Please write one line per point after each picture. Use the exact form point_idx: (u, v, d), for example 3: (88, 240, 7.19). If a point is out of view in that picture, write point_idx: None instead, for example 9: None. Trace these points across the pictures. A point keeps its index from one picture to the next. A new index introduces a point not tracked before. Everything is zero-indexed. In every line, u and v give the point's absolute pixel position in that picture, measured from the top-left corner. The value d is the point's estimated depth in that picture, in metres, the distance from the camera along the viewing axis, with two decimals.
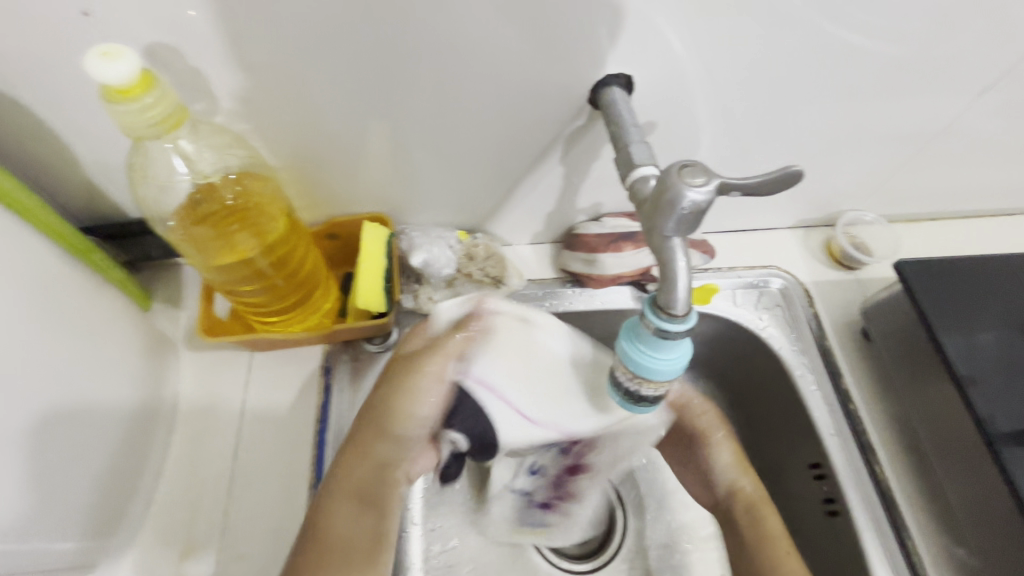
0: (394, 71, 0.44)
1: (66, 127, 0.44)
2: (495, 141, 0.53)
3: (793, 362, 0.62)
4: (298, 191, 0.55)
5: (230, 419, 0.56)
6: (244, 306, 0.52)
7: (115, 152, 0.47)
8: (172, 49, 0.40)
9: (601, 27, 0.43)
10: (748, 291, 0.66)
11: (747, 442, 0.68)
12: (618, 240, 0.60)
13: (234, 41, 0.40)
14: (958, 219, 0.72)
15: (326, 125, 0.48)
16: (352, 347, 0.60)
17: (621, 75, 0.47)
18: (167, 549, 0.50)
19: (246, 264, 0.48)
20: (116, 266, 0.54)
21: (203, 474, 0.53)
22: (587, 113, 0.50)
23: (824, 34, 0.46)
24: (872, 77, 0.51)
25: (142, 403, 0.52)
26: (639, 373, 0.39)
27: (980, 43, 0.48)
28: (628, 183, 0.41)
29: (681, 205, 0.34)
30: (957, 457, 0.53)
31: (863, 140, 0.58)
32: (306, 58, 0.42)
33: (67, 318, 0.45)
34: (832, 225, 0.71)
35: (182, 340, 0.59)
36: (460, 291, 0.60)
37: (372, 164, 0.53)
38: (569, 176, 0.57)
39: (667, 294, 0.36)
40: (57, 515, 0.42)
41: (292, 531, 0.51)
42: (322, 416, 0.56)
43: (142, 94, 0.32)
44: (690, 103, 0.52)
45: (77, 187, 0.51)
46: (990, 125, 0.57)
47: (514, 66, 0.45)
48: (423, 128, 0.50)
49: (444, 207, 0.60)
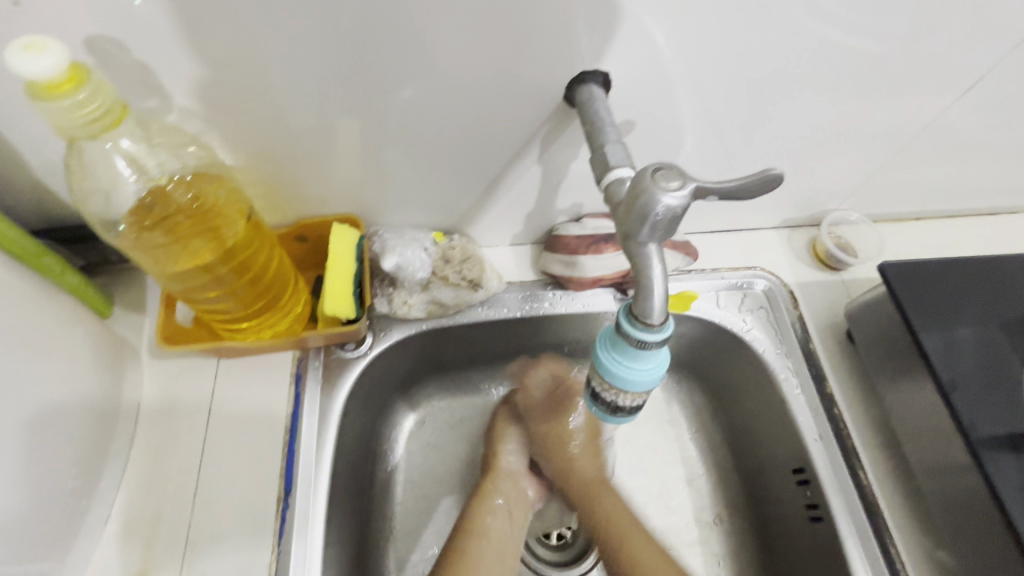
0: (360, 67, 0.42)
1: (8, 126, 0.42)
2: (469, 140, 0.51)
3: (777, 365, 0.61)
4: (263, 192, 0.53)
5: (195, 430, 0.53)
6: (207, 312, 0.50)
7: (65, 152, 0.45)
8: (118, 43, 0.37)
9: (575, 22, 0.41)
10: (731, 292, 0.65)
11: (731, 445, 0.67)
12: (599, 241, 0.59)
13: (183, 34, 0.37)
14: (942, 217, 0.71)
15: (289, 122, 0.46)
16: (324, 351, 0.58)
17: (598, 72, 0.45)
18: (126, 568, 0.47)
19: (204, 270, 0.45)
20: (71, 272, 0.52)
21: (166, 488, 0.51)
22: (564, 111, 0.49)
23: (807, 29, 0.45)
24: (855, 75, 0.50)
25: (99, 416, 0.49)
26: (616, 384, 0.38)
27: (965, 40, 0.47)
28: (604, 185, 0.39)
29: (655, 210, 0.33)
30: (936, 461, 0.51)
31: (847, 138, 0.57)
32: (264, 53, 0.40)
33: (12, 329, 0.43)
34: (816, 225, 0.70)
35: (145, 348, 0.56)
36: (436, 295, 0.58)
37: (340, 164, 0.51)
38: (548, 176, 0.55)
39: (641, 303, 0.35)
40: (1, 538, 0.40)
41: (259, 546, 0.49)
42: (292, 425, 0.54)
43: (73, 90, 0.29)
44: (670, 101, 0.50)
45: (27, 190, 0.48)
46: (974, 124, 0.56)
47: (486, 63, 0.44)
48: (392, 126, 0.48)
49: (419, 207, 0.58)
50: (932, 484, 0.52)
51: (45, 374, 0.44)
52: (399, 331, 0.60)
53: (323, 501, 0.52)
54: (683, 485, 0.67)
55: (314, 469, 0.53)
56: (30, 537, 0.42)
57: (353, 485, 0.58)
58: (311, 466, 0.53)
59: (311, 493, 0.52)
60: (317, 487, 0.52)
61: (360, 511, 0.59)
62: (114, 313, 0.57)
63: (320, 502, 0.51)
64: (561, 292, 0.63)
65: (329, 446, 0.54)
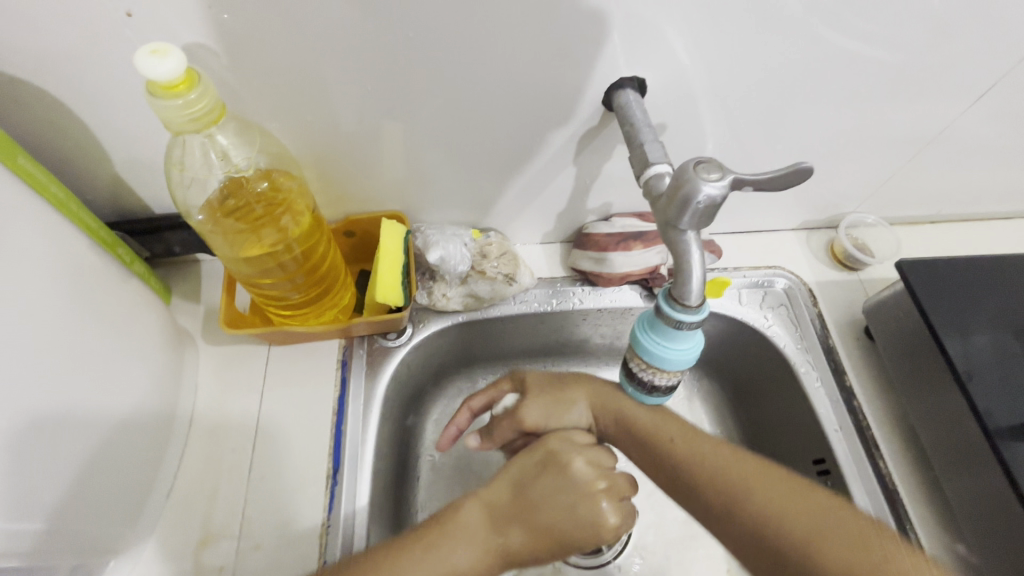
0: (417, 74, 0.46)
1: (101, 125, 0.46)
2: (511, 143, 0.54)
3: (798, 359, 0.63)
4: (319, 188, 0.57)
5: (246, 411, 0.57)
6: (267, 298, 0.54)
7: (145, 149, 0.49)
8: (206, 47, 0.41)
9: (615, 33, 0.45)
10: (752, 290, 0.68)
11: (751, 438, 0.70)
12: (628, 239, 0.62)
13: (265, 41, 0.42)
14: (956, 221, 0.74)
15: (347, 125, 0.50)
16: (367, 340, 0.61)
17: (634, 78, 0.49)
18: (185, 539, 0.51)
19: (271, 257, 0.49)
20: (138, 261, 0.56)
21: (221, 465, 0.54)
22: (599, 116, 0.52)
23: (829, 39, 0.48)
24: (874, 82, 0.53)
25: (165, 395, 0.53)
26: (653, 364, 0.41)
27: (977, 51, 0.50)
28: (643, 181, 0.43)
29: (697, 199, 0.36)
30: (957, 457, 0.53)
31: (864, 144, 0.60)
32: (334, 61, 0.44)
33: (101, 310, 0.46)
34: (834, 227, 0.72)
35: (200, 334, 0.60)
36: (473, 289, 0.62)
37: (390, 163, 0.55)
38: (581, 176, 0.59)
39: (681, 286, 0.38)
40: (86, 501, 0.43)
41: (307, 520, 0.52)
42: (338, 408, 0.57)
43: (186, 90, 0.34)
44: (699, 108, 0.54)
45: (106, 183, 0.53)
46: (987, 130, 0.59)
47: (533, 72, 0.48)
48: (441, 129, 0.52)
49: (459, 205, 0.62)
50: (952, 477, 0.53)
51: (123, 349, 0.48)
52: (436, 322, 0.64)
53: (368, 480, 0.54)
54: None
55: (359, 450, 0.56)
56: (104, 501, 0.45)
57: (391, 469, 0.60)
58: (356, 446, 0.56)
59: (356, 472, 0.54)
60: (362, 467, 0.55)
61: (396, 495, 0.61)
62: (173, 301, 0.61)
63: (364, 481, 0.54)
64: (589, 288, 0.66)
65: (373, 428, 0.57)
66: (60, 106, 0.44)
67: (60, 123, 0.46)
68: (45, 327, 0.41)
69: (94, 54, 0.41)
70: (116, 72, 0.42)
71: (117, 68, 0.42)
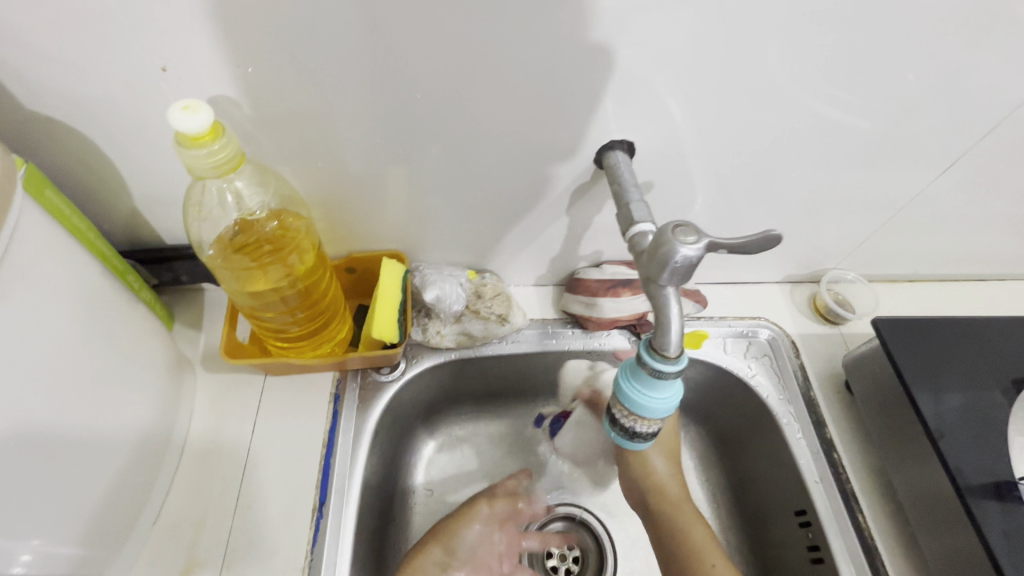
0: (423, 127, 0.50)
1: (126, 163, 0.50)
2: (507, 191, 0.58)
3: (779, 410, 0.65)
4: (325, 227, 0.60)
5: (238, 440, 0.58)
6: (267, 330, 0.56)
7: (165, 187, 0.53)
8: (233, 100, 0.45)
9: (605, 98, 0.50)
10: (737, 340, 0.70)
11: (734, 487, 0.70)
12: (617, 286, 0.65)
13: (285, 93, 0.45)
14: (933, 281, 0.77)
15: (355, 170, 0.53)
16: (361, 374, 0.63)
17: (624, 141, 0.53)
18: (169, 567, 0.51)
19: (274, 292, 0.52)
20: (146, 289, 0.58)
21: (211, 493, 0.55)
22: (591, 171, 0.56)
23: (803, 111, 0.52)
24: (847, 151, 0.57)
25: (162, 420, 0.54)
26: (635, 412, 0.44)
27: (940, 126, 0.55)
28: (628, 236, 0.46)
29: (673, 259, 0.39)
30: (932, 513, 0.54)
31: (843, 205, 0.64)
32: (346, 115, 0.48)
33: (111, 335, 0.48)
34: (816, 282, 0.76)
35: (199, 361, 0.62)
36: (466, 327, 0.64)
37: (392, 206, 0.58)
38: (573, 225, 0.62)
39: (660, 338, 0.40)
40: (76, 522, 0.44)
41: (292, 551, 0.52)
42: (329, 440, 0.58)
43: (210, 141, 0.38)
44: (683, 166, 0.57)
45: (124, 215, 0.56)
46: (956, 198, 0.63)
47: (529, 129, 0.51)
48: (441, 177, 0.55)
49: (456, 247, 0.65)
50: (928, 533, 0.54)
51: (130, 372, 0.50)
52: (429, 358, 0.66)
53: (354, 514, 0.55)
54: None
55: (347, 483, 0.56)
56: (90, 522, 0.46)
57: (377, 504, 0.61)
58: (344, 479, 0.56)
59: (343, 506, 0.55)
60: (349, 500, 0.55)
61: (381, 531, 0.61)
62: (175, 328, 0.63)
63: (351, 515, 0.55)
64: (580, 331, 0.68)
65: (362, 462, 0.58)
66: (91, 145, 0.48)
67: (88, 160, 0.49)
68: (58, 350, 0.43)
69: (127, 101, 0.45)
70: (145, 117, 0.46)
71: (147, 113, 0.46)
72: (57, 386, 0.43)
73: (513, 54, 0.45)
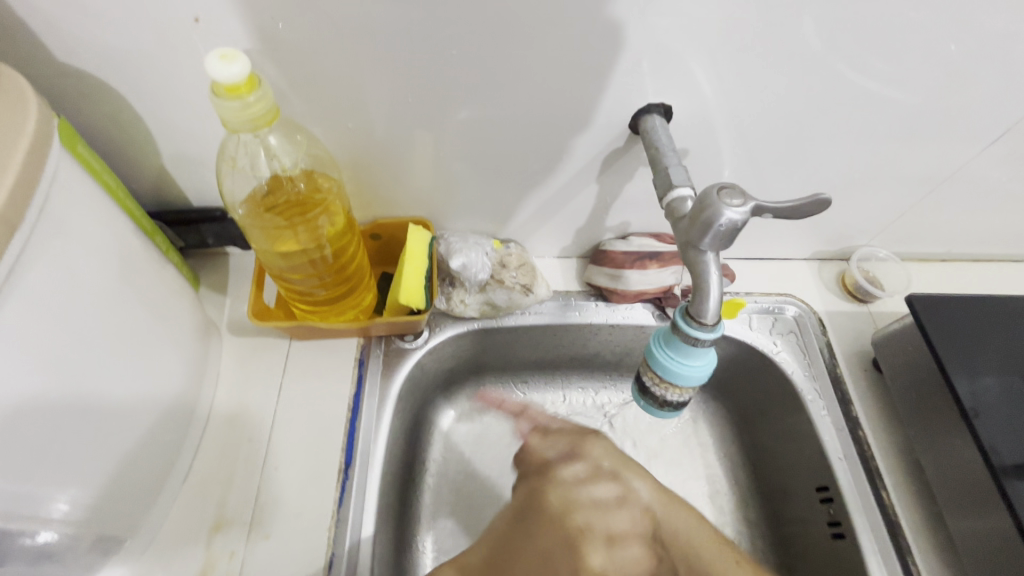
0: (454, 89, 0.49)
1: (155, 120, 0.49)
2: (537, 158, 0.56)
3: (804, 386, 0.64)
4: (351, 192, 0.59)
5: (264, 402, 0.58)
6: (294, 294, 0.57)
7: (193, 147, 0.52)
8: (264, 56, 0.44)
9: (643, 61, 0.48)
10: (763, 316, 0.69)
11: (753, 463, 0.70)
12: (643, 258, 0.64)
13: (316, 50, 0.44)
14: (966, 261, 0.75)
15: (383, 134, 0.52)
16: (385, 340, 0.63)
17: (661, 105, 0.51)
18: (202, 521, 0.52)
19: (303, 253, 0.52)
20: (173, 251, 0.58)
21: (239, 453, 0.56)
22: (625, 138, 0.54)
23: (847, 78, 0.50)
24: (890, 123, 0.55)
25: (190, 379, 0.54)
26: (667, 378, 0.43)
27: (992, 97, 0.52)
28: (665, 202, 0.45)
29: (718, 222, 0.38)
30: (963, 493, 0.53)
31: (880, 179, 0.62)
32: (376, 73, 0.47)
33: (142, 295, 0.48)
34: (845, 260, 0.74)
35: (225, 324, 0.62)
36: (491, 297, 0.63)
37: (419, 171, 0.57)
38: (602, 194, 0.61)
39: (699, 303, 0.40)
40: (111, 475, 0.45)
41: (319, 511, 0.53)
42: (354, 405, 0.59)
43: (247, 93, 0.37)
44: (718, 137, 0.56)
45: (152, 175, 0.56)
46: (1000, 173, 0.61)
47: (562, 95, 0.50)
48: (469, 142, 0.54)
49: (482, 216, 0.64)
50: (956, 512, 0.54)
51: (159, 331, 0.50)
52: (452, 327, 0.65)
53: (378, 478, 0.55)
54: (705, 498, 0.69)
55: (371, 447, 0.57)
56: (124, 475, 0.47)
57: (399, 468, 0.61)
58: (369, 443, 0.57)
59: (367, 469, 0.55)
60: (373, 464, 0.56)
61: (402, 496, 0.62)
62: (201, 290, 0.64)
63: (375, 478, 0.55)
64: (603, 303, 0.68)
65: (387, 426, 0.58)
66: (121, 100, 0.47)
67: (118, 116, 0.49)
68: (93, 306, 0.43)
69: (157, 54, 0.44)
70: (175, 72, 0.45)
71: (177, 68, 0.45)
72: (93, 343, 0.43)
73: (551, 11, 0.43)
